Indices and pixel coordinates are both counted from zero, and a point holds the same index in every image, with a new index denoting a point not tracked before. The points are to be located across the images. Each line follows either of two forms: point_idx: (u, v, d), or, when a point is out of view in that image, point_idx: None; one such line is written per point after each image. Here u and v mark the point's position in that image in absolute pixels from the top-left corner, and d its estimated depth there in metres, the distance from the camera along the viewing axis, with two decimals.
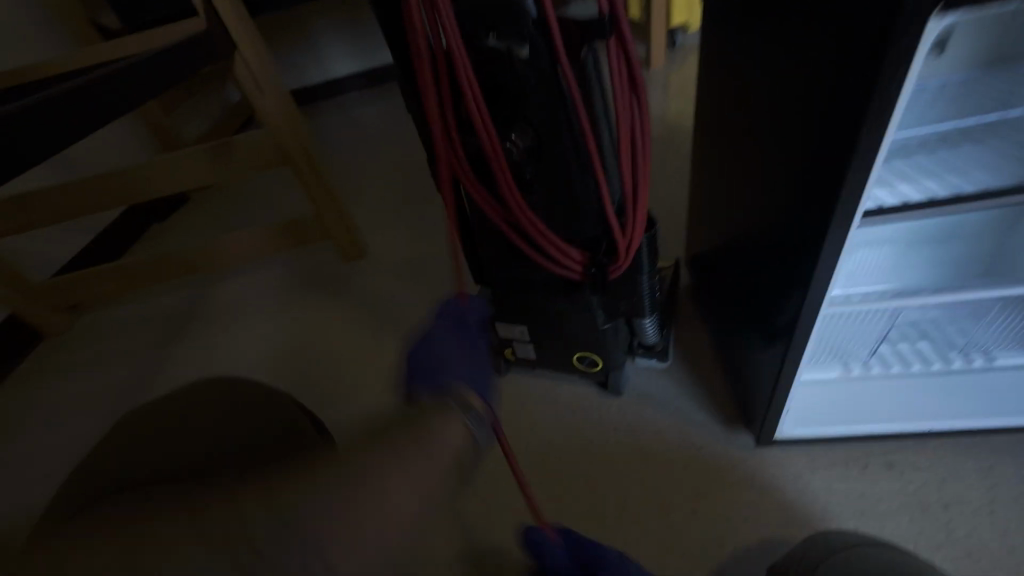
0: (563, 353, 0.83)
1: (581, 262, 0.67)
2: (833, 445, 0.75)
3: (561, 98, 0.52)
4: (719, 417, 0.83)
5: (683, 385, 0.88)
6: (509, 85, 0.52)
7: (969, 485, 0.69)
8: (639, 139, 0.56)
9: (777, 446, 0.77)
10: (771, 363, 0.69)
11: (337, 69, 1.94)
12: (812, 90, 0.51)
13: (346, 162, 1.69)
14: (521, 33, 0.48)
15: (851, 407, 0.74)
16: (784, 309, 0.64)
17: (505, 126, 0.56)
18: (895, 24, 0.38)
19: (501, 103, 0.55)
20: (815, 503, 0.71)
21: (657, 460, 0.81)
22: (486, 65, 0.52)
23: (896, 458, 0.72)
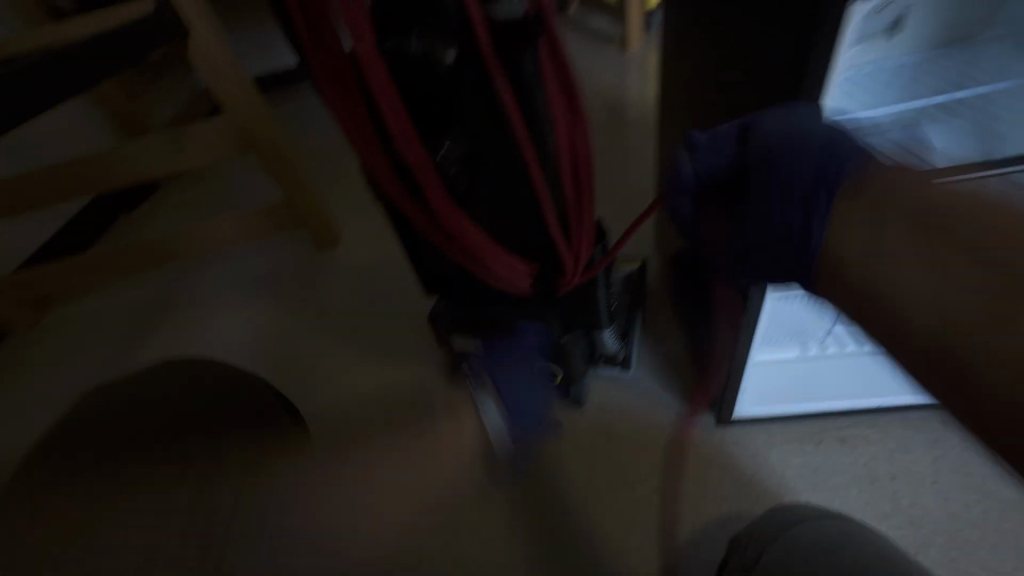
0: (523, 363, 0.82)
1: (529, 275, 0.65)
2: (789, 423, 0.77)
3: (493, 105, 0.50)
4: (684, 398, 0.84)
5: (650, 368, 0.89)
6: (437, 92, 0.50)
7: (915, 457, 0.72)
8: (579, 147, 0.54)
9: (737, 424, 0.79)
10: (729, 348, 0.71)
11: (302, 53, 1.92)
12: None
13: (318, 148, 1.67)
14: (446, 36, 0.47)
15: (806, 387, 0.76)
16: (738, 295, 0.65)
17: (437, 135, 0.54)
18: None
19: (430, 111, 0.53)
20: (772, 479, 0.73)
21: (623, 441, 0.82)
22: (411, 72, 0.49)
23: (848, 434, 0.75)
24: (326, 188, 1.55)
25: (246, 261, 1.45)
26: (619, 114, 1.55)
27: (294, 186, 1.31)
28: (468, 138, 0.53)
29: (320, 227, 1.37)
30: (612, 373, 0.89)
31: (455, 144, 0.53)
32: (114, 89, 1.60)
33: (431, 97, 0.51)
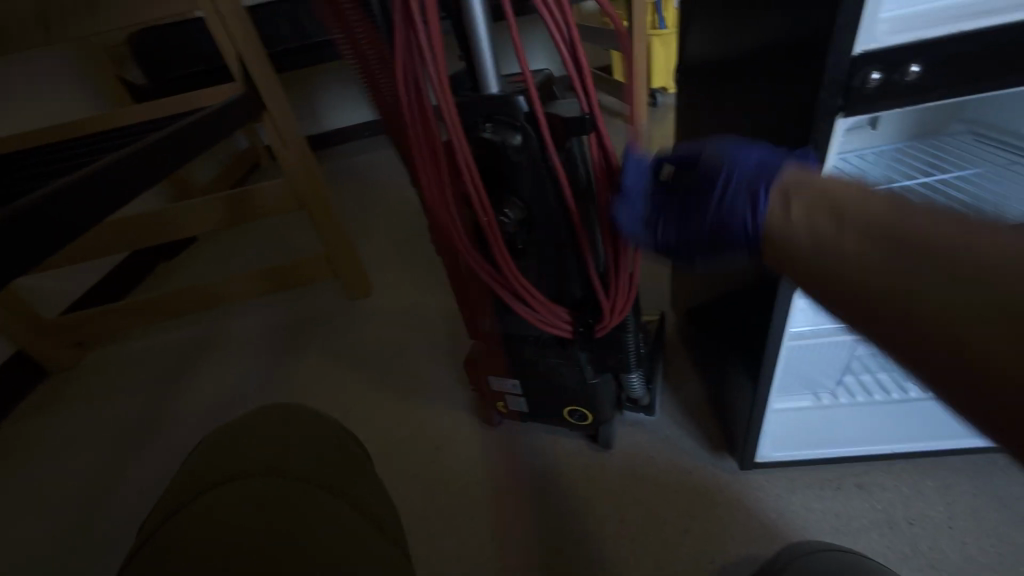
0: (556, 407, 0.88)
1: (569, 320, 0.74)
2: (806, 468, 0.82)
3: (550, 180, 0.61)
4: (705, 443, 0.89)
5: (671, 415, 0.95)
6: (502, 168, 0.61)
7: (930, 503, 0.75)
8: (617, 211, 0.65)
9: (758, 469, 0.83)
10: (748, 396, 0.78)
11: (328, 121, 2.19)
12: None
13: (354, 207, 1.82)
14: (514, 125, 0.58)
15: (820, 433, 0.82)
16: (754, 341, 0.73)
17: (500, 201, 0.64)
18: (817, 120, 0.49)
19: (494, 181, 0.64)
20: (796, 523, 0.77)
21: (649, 484, 0.86)
22: (481, 153, 0.61)
23: (865, 479, 0.79)
24: (360, 241, 1.68)
25: (284, 308, 1.55)
26: None
27: (334, 239, 1.43)
28: (524, 205, 0.64)
29: (355, 277, 1.47)
30: (637, 418, 0.95)
31: (515, 209, 0.63)
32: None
33: (498, 172, 0.62)
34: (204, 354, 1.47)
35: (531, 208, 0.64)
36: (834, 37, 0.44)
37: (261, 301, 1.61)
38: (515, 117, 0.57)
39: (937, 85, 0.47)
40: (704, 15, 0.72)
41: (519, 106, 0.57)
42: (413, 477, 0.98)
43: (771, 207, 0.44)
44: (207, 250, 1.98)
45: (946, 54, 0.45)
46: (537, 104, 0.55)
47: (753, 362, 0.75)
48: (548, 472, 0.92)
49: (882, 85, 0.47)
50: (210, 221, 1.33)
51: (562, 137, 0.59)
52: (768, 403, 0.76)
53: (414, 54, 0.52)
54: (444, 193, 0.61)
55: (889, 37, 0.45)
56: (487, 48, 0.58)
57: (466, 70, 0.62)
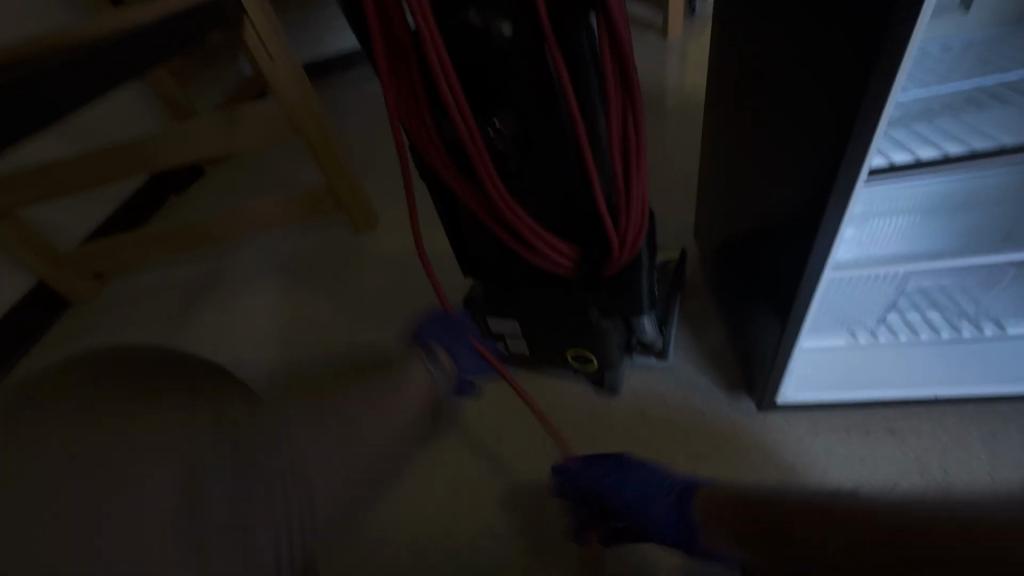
0: (561, 346, 0.83)
1: (572, 255, 0.66)
2: (833, 415, 0.75)
3: (547, 81, 0.50)
4: (722, 385, 0.83)
5: (688, 357, 0.88)
6: (490, 67, 0.51)
7: (971, 453, 0.69)
8: (630, 124, 0.54)
9: (778, 414, 0.77)
10: (774, 340, 0.70)
11: (328, 44, 1.97)
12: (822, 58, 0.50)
13: (358, 135, 1.72)
14: (505, 10, 0.47)
15: (855, 376, 0.75)
16: (789, 275, 0.64)
17: (488, 110, 0.55)
18: None
19: (481, 85, 0.54)
20: (815, 468, 0.72)
21: (660, 428, 0.82)
22: (464, 47, 0.51)
23: (898, 426, 0.73)
24: (366, 174, 1.60)
25: (288, 244, 1.51)
26: (659, 102, 1.53)
27: (336, 170, 1.35)
28: (520, 115, 0.54)
29: (360, 211, 1.42)
30: (646, 361, 0.88)
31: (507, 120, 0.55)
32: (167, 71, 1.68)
33: (485, 74, 0.52)
34: (214, 289, 1.46)
35: (525, 118, 0.54)
36: None
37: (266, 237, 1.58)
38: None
39: None
40: None
41: None
42: None
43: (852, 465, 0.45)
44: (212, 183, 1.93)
45: None
46: None
47: (783, 298, 0.66)
48: (552, 413, 0.89)
49: None
50: (201, 146, 1.25)
51: (563, 23, 0.47)
52: (797, 346, 0.68)
53: None
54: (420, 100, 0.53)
55: None
56: None
57: None
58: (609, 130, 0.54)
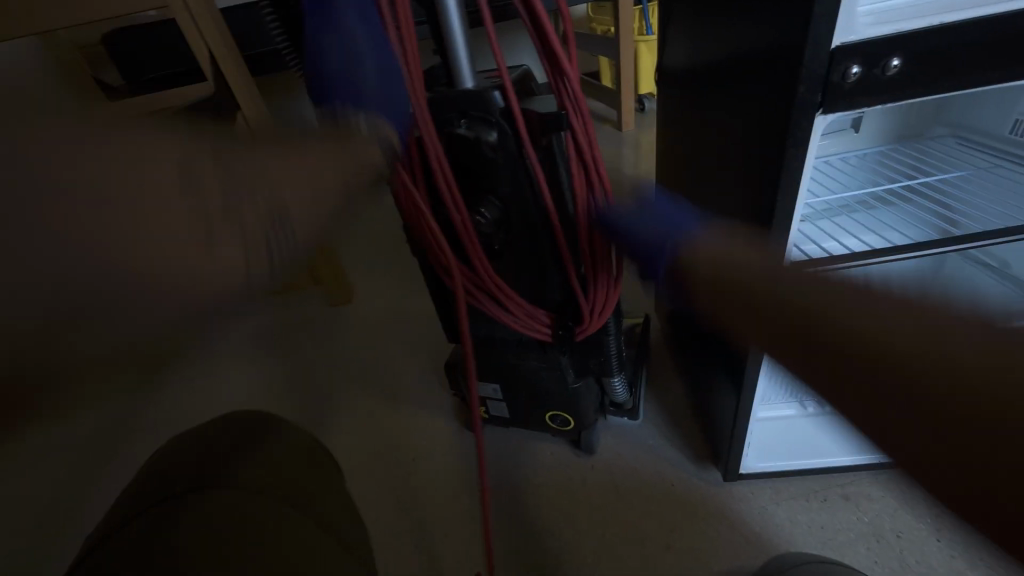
0: (537, 411, 0.85)
1: (549, 323, 0.71)
2: (794, 479, 0.79)
3: (527, 177, 0.58)
4: (689, 453, 0.86)
5: (656, 422, 0.92)
6: (478, 167, 0.58)
7: (917, 514, 0.74)
8: (597, 215, 0.62)
9: (743, 480, 0.80)
10: (732, 407, 0.75)
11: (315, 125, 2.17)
12: (746, 177, 0.60)
13: (341, 210, 1.81)
14: (489, 122, 0.55)
15: (811, 439, 0.80)
16: (738, 348, 0.70)
17: (475, 200, 0.61)
18: (795, 118, 0.47)
19: (469, 181, 0.60)
20: (781, 534, 0.74)
21: (633, 496, 0.83)
22: (457, 151, 0.58)
23: (852, 490, 0.77)
24: (344, 250, 1.66)
25: (262, 314, 1.53)
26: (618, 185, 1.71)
27: (314, 246, 1.40)
28: (502, 204, 0.60)
29: (337, 285, 1.45)
30: (620, 422, 0.93)
31: (490, 209, 0.60)
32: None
33: (473, 172, 0.59)
34: None
35: (507, 209, 0.61)
36: (811, 25, 0.42)
37: (235, 309, 1.58)
38: (488, 112, 0.54)
39: (919, 81, 0.45)
40: (686, 18, 0.72)
41: (493, 102, 0.54)
42: (388, 492, 0.94)
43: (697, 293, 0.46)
44: None
45: (930, 48, 0.43)
46: (512, 98, 0.52)
47: (735, 369, 0.72)
48: (524, 482, 0.88)
49: (859, 82, 0.45)
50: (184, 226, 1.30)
51: (539, 135, 0.56)
52: (753, 411, 0.73)
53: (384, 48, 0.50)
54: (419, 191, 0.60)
55: (871, 29, 0.43)
56: (462, 44, 0.56)
57: (443, 66, 0.61)
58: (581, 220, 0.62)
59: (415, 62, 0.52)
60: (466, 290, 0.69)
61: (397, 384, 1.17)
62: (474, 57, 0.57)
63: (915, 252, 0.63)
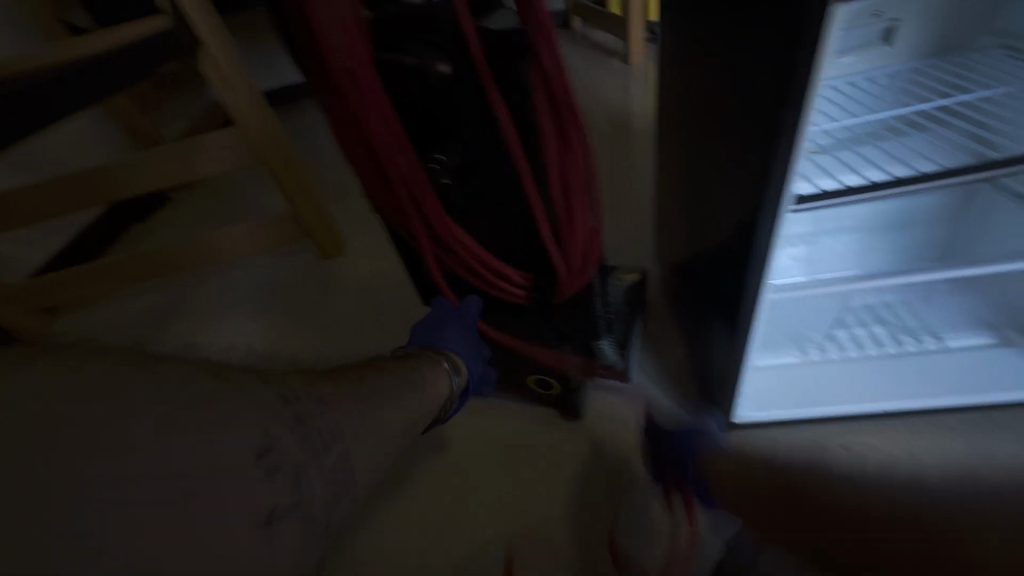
0: (521, 372, 0.81)
1: (524, 284, 0.65)
2: (790, 431, 0.78)
3: (487, 116, 0.50)
4: (684, 403, 0.84)
5: (651, 373, 0.89)
6: (431, 103, 0.50)
7: (911, 462, 0.73)
8: (573, 164, 0.54)
9: (738, 431, 0.79)
10: (728, 361, 0.71)
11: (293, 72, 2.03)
12: (752, 96, 0.52)
13: (330, 160, 1.73)
14: (439, 48, 0.47)
15: (813, 388, 0.76)
16: (735, 296, 0.65)
17: (430, 145, 0.53)
18: (807, 15, 0.39)
19: (421, 122, 0.53)
20: (772, 481, 0.74)
21: (624, 449, 0.81)
22: (403, 84, 0.49)
23: (850, 439, 0.76)
24: (335, 203, 1.60)
25: (255, 270, 1.51)
26: (622, 124, 1.59)
27: (300, 196, 1.34)
28: (460, 147, 0.53)
29: (327, 238, 1.41)
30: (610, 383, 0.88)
31: (449, 153, 0.53)
32: (127, 101, 1.70)
33: (425, 111, 0.51)
34: (175, 319, 1.43)
35: (467, 153, 0.53)
36: None
37: (227, 266, 1.56)
38: (438, 34, 0.46)
39: None
40: None
41: (442, 21, 0.46)
42: None
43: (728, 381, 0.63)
44: (176, 212, 1.89)
45: None
46: (462, 13, 0.43)
47: (734, 318, 0.67)
48: (509, 440, 0.85)
49: None
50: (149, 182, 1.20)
51: (496, 61, 0.47)
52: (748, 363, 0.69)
53: None
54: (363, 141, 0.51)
55: None
56: None
57: None
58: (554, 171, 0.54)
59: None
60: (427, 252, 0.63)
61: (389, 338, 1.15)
62: None
63: (947, 180, 0.55)
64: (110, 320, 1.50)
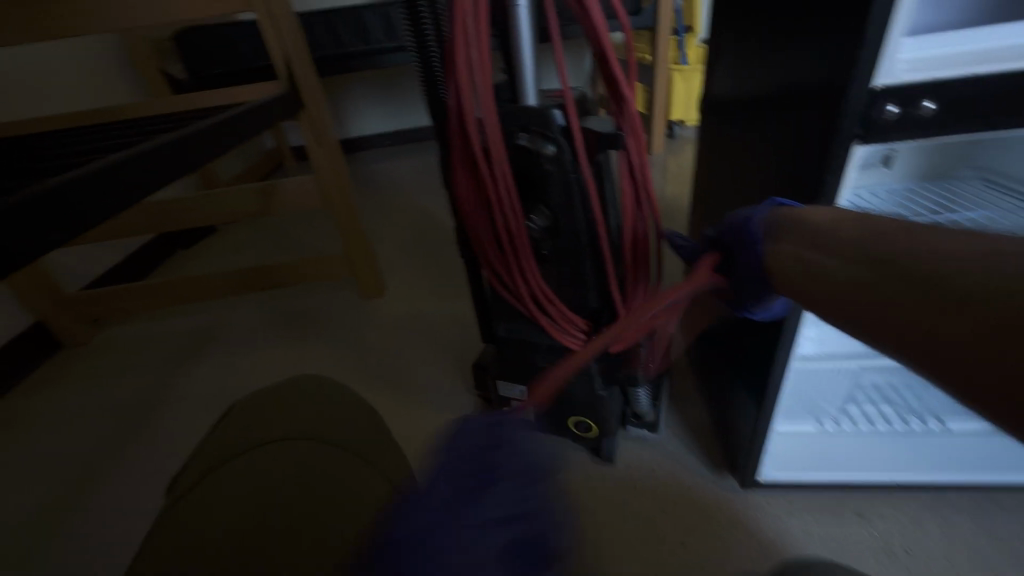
0: (561, 416, 0.89)
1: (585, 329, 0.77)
2: (810, 495, 0.82)
3: (580, 193, 0.64)
4: (707, 461, 0.90)
5: (677, 431, 0.96)
6: (535, 176, 0.64)
7: (929, 534, 0.76)
8: (642, 234, 0.67)
9: (760, 490, 0.84)
10: (752, 420, 0.79)
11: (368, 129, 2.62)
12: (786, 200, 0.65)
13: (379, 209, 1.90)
14: (548, 137, 0.61)
15: (829, 456, 0.83)
16: (762, 362, 0.74)
17: (528, 208, 0.67)
18: (836, 149, 0.52)
19: (524, 189, 0.67)
20: (793, 543, 0.77)
21: (651, 496, 0.86)
22: (516, 159, 0.64)
23: (865, 508, 0.80)
24: (378, 249, 1.75)
25: (298, 302, 1.61)
26: None
27: (356, 239, 1.48)
28: (552, 213, 0.67)
29: (371, 278, 1.52)
30: (641, 434, 0.96)
31: (542, 217, 0.66)
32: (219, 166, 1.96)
33: (530, 182, 0.65)
34: (215, 341, 1.50)
35: (556, 217, 0.67)
36: (856, 63, 0.47)
37: (273, 295, 1.67)
38: (549, 128, 0.61)
39: (950, 126, 0.50)
40: (733, 53, 0.79)
41: (554, 119, 0.61)
42: (414, 476, 0.97)
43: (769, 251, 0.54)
44: (226, 242, 2.04)
45: (961, 98, 0.48)
46: (573, 117, 0.59)
47: (760, 383, 0.76)
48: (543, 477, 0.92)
49: (897, 121, 0.50)
50: (218, 214, 1.39)
51: (592, 151, 0.62)
52: (773, 426, 0.77)
53: (470, 66, 0.56)
54: (480, 199, 0.67)
55: (908, 75, 0.48)
56: (529, 66, 0.63)
57: (508, 83, 0.68)
58: (626, 236, 0.68)
59: (485, 80, 0.57)
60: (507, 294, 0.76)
61: (425, 376, 1.22)
62: (538, 78, 0.64)
63: None
64: (151, 335, 1.58)
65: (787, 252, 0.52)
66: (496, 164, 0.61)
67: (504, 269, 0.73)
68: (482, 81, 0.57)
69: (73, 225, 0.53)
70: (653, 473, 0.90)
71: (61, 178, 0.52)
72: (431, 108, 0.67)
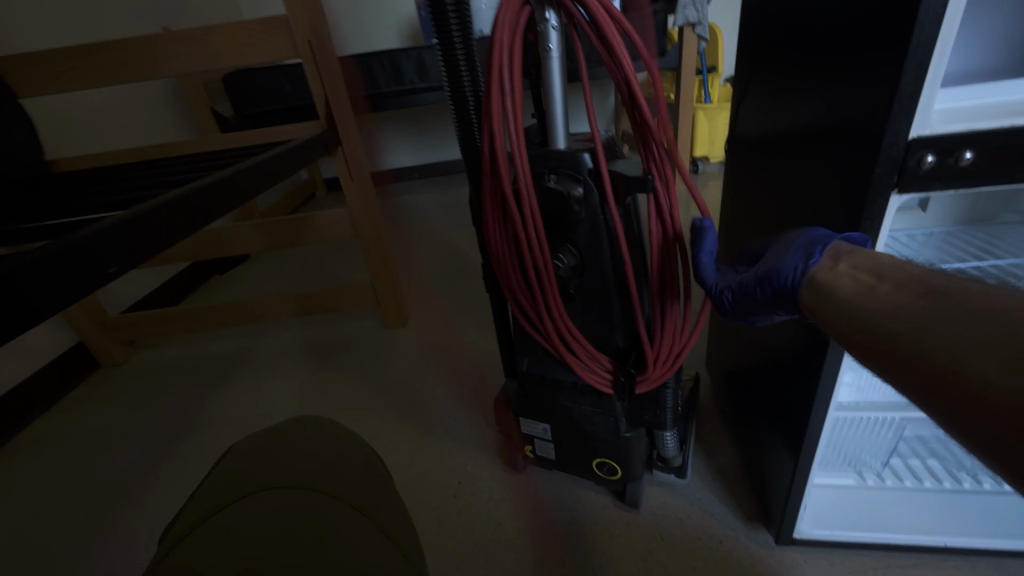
0: (584, 457, 0.87)
1: (611, 368, 0.75)
2: (851, 554, 0.77)
3: (607, 232, 0.65)
4: (738, 512, 0.86)
5: (704, 477, 0.92)
6: (563, 216, 0.65)
7: None
8: (670, 276, 0.67)
9: (796, 547, 0.79)
10: (786, 469, 0.75)
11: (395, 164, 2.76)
12: None
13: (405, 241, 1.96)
14: (578, 179, 0.62)
15: (870, 513, 0.78)
16: (796, 409, 0.71)
17: (555, 247, 0.68)
18: (871, 197, 0.52)
19: (552, 229, 0.68)
20: None
21: (677, 548, 0.82)
22: (545, 200, 0.65)
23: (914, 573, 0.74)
24: (404, 280, 1.78)
25: (324, 330, 1.64)
26: None
27: (383, 270, 1.51)
28: (579, 252, 0.67)
29: (395, 308, 1.55)
30: (667, 478, 0.92)
31: (569, 256, 0.67)
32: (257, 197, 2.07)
33: (557, 221, 0.66)
34: (243, 366, 1.54)
35: (583, 256, 0.67)
36: (891, 114, 0.47)
37: (301, 322, 1.71)
38: (579, 170, 0.62)
39: (992, 175, 0.49)
40: (760, 98, 0.80)
41: (584, 162, 0.62)
42: (431, 513, 0.95)
43: (819, 266, 0.50)
44: (259, 270, 2.12)
45: (1001, 148, 0.48)
46: (602, 160, 0.60)
47: (795, 431, 0.72)
48: (564, 521, 0.89)
49: (935, 169, 0.49)
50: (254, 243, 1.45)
51: (621, 193, 0.63)
52: (810, 477, 0.72)
53: (503, 114, 0.59)
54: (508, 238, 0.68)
55: (944, 125, 0.48)
56: (560, 112, 0.66)
57: (539, 127, 0.70)
58: (653, 277, 0.68)
59: (517, 126, 0.59)
60: (532, 329, 0.76)
61: (446, 409, 1.21)
62: (568, 123, 0.66)
63: None
64: (183, 358, 1.63)
65: (843, 272, 0.47)
66: (526, 205, 0.62)
67: (530, 306, 0.73)
68: (515, 126, 0.59)
69: (129, 260, 0.56)
70: (679, 521, 0.86)
71: (121, 215, 0.56)
72: (463, 151, 0.69)
